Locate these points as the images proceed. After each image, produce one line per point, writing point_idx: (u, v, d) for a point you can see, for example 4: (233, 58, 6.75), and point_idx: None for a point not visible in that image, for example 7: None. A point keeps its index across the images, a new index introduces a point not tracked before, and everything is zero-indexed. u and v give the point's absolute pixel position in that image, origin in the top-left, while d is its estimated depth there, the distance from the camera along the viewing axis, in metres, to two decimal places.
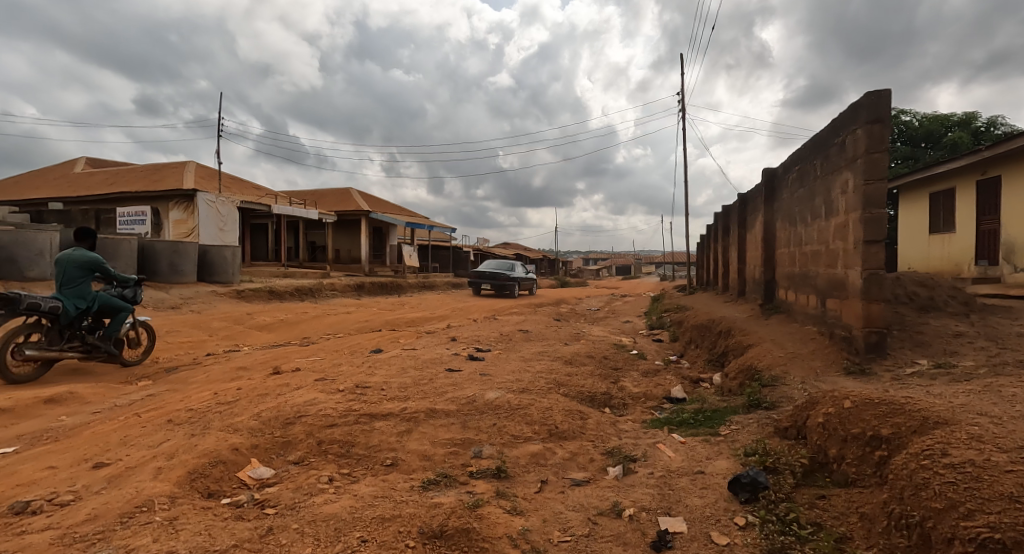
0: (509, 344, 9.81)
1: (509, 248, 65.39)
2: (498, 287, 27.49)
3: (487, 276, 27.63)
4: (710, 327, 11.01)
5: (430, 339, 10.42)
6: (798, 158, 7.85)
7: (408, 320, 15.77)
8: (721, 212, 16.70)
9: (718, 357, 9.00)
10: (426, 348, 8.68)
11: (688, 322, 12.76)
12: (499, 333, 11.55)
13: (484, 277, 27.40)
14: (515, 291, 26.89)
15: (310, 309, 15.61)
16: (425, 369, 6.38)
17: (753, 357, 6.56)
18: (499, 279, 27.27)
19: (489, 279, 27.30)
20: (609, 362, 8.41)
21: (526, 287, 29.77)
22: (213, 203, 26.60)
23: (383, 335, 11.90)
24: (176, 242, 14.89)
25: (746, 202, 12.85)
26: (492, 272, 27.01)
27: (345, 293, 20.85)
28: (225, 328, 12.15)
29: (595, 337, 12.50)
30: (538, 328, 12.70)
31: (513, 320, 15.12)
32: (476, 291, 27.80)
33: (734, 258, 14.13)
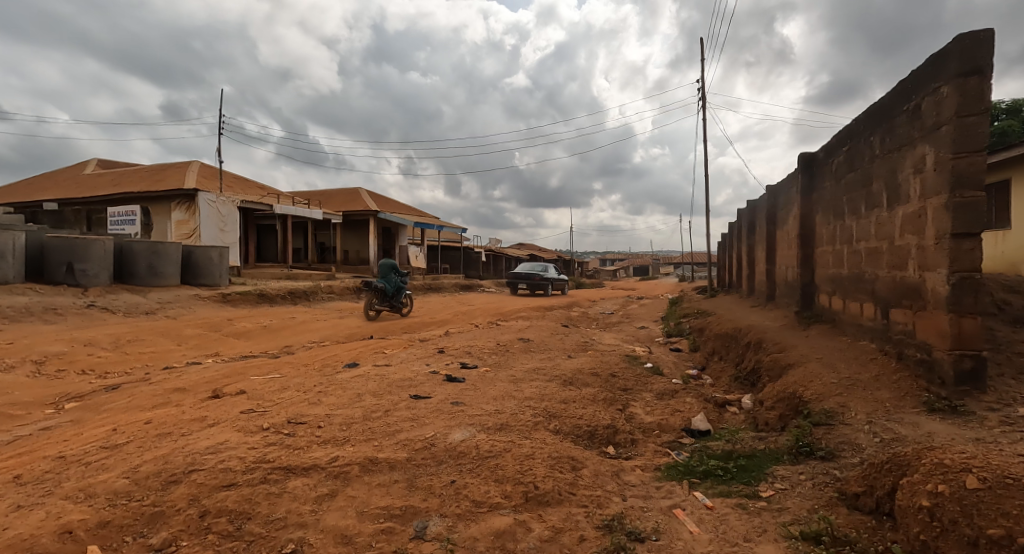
0: (503, 357, 8.64)
1: (523, 249, 64.25)
2: (533, 286, 28.44)
3: (523, 276, 28.59)
4: (735, 337, 9.70)
5: (417, 351, 9.30)
6: (845, 136, 6.54)
7: (404, 327, 14.66)
8: (746, 209, 15.33)
9: (747, 375, 7.70)
10: (404, 363, 7.54)
11: (709, 330, 11.47)
12: (496, 343, 10.37)
13: (520, 277, 28.39)
14: (548, 291, 27.61)
15: (301, 314, 14.61)
16: (389, 395, 5.23)
17: (797, 382, 5.22)
18: (534, 279, 28.25)
19: (525, 279, 28.24)
20: (619, 381, 7.17)
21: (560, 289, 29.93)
22: (213, 202, 25.91)
23: (370, 345, 10.82)
24: (156, 243, 13.94)
25: (775, 196, 11.49)
26: (527, 272, 27.88)
27: (345, 297, 19.86)
28: (201, 336, 11.16)
29: (604, 347, 11.22)
30: (541, 337, 11.47)
31: (516, 327, 13.92)
32: (514, 291, 28.67)
33: (761, 259, 12.76)
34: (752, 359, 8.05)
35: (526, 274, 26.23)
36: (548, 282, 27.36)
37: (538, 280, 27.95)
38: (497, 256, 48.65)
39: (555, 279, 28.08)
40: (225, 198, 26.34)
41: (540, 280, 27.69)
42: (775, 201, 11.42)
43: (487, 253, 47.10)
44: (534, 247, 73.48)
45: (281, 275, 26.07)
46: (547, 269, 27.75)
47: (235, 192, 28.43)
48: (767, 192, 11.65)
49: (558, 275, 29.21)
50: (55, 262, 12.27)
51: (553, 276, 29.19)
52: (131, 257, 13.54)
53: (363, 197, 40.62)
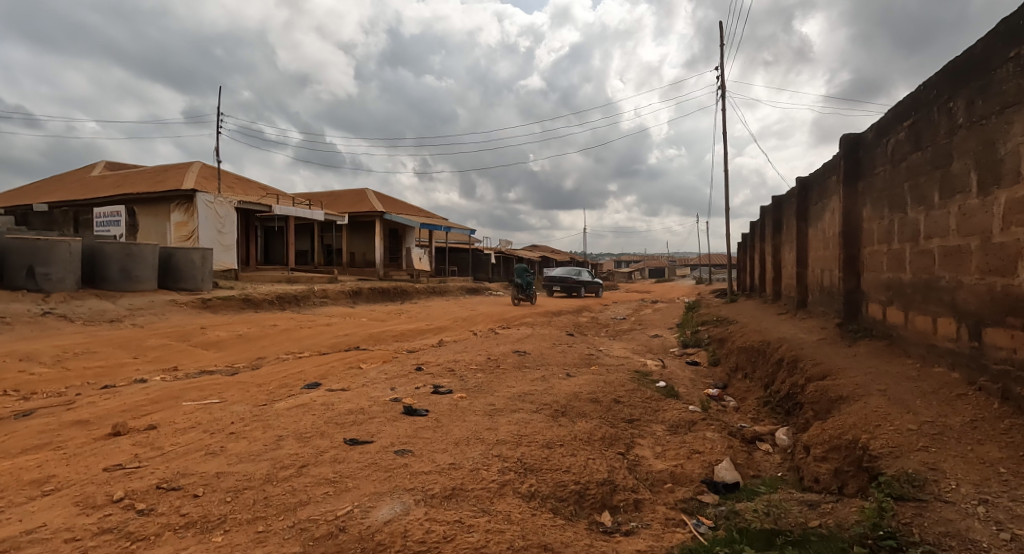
0: (492, 375, 7.43)
1: (535, 250, 62.95)
2: (569, 289, 29.05)
3: (558, 281, 29.09)
4: (761, 352, 8.39)
5: (396, 367, 8.09)
6: (911, 106, 5.22)
7: (395, 336, 13.53)
8: (771, 204, 13.99)
9: (781, 403, 6.43)
10: (370, 385, 6.34)
11: (731, 342, 10.15)
12: (490, 357, 9.15)
13: (556, 280, 29.03)
14: (582, 293, 28.18)
15: (286, 322, 13.53)
16: (321, 436, 4.02)
17: (857, 426, 3.94)
18: (568, 281, 28.84)
19: (560, 283, 28.78)
20: (625, 411, 5.93)
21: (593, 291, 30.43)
22: (211, 203, 25.07)
23: (350, 358, 9.67)
24: (129, 245, 12.93)
25: (807, 189, 10.15)
26: (564, 275, 28.58)
27: (340, 301, 18.76)
28: (165, 348, 10.08)
29: (612, 362, 9.94)
30: (541, 350, 10.20)
31: (518, 335, 12.67)
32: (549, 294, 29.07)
33: (790, 261, 11.42)
34: (785, 383, 6.75)
35: (561, 276, 26.61)
36: (581, 285, 27.76)
37: (572, 281, 28.83)
38: (509, 258, 47.56)
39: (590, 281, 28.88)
40: (222, 198, 25.46)
41: (574, 283, 28.51)
42: (808, 195, 10.11)
43: (497, 255, 45.89)
44: (547, 249, 72.21)
45: (281, 278, 25.13)
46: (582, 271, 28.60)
47: (235, 193, 27.56)
48: (798, 185, 10.33)
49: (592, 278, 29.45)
50: (15, 265, 11.27)
51: (587, 278, 29.48)
52: (101, 260, 12.53)
53: (369, 198, 39.64)
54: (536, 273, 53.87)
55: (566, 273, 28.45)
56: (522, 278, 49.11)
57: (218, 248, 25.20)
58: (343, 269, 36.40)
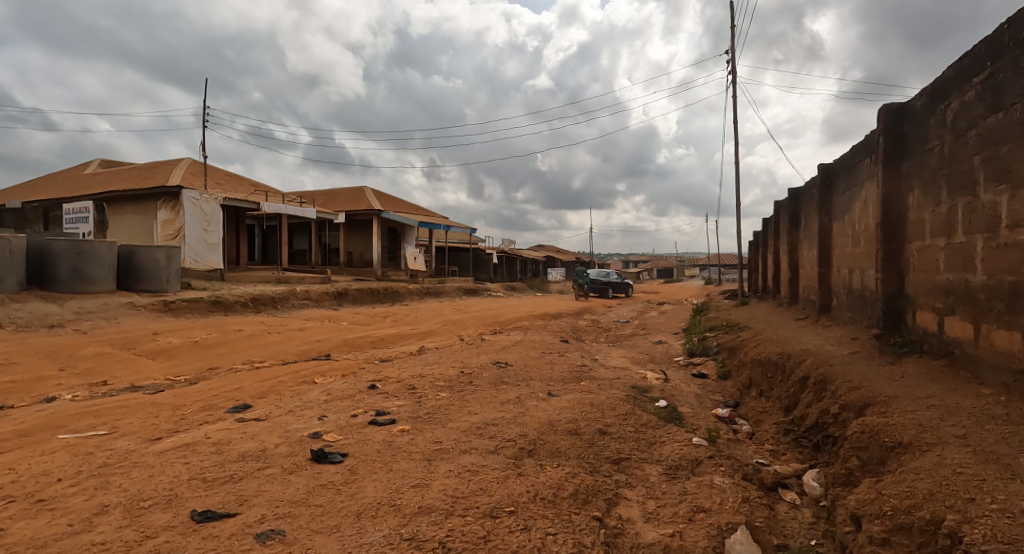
0: (458, 395, 6.28)
1: (539, 250, 61.68)
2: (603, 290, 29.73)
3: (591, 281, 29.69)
4: (779, 368, 7.15)
5: (348, 383, 6.90)
6: (992, 54, 3.93)
7: (372, 343, 12.46)
8: (787, 197, 12.73)
9: (811, 435, 5.19)
10: (297, 411, 5.13)
11: (743, 353, 8.91)
12: (464, 370, 7.93)
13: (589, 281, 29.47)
14: (611, 293, 29.08)
15: (254, 326, 12.40)
16: (162, 506, 2.84)
17: (934, 498, 2.70)
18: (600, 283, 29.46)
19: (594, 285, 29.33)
20: (611, 449, 4.73)
21: (622, 292, 30.69)
22: (197, 199, 24.06)
23: (307, 371, 8.50)
24: (81, 242, 11.86)
25: (832, 177, 8.89)
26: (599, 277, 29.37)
27: (323, 303, 17.63)
28: (101, 358, 8.93)
29: (607, 375, 8.69)
30: (526, 362, 8.98)
31: (505, 343, 11.44)
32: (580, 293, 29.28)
33: (810, 260, 10.16)
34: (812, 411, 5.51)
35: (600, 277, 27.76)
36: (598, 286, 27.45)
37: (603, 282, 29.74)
38: (512, 258, 46.55)
39: (620, 281, 29.78)
40: (209, 195, 24.44)
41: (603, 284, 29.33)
42: (833, 184, 8.88)
43: (499, 255, 44.64)
44: (552, 249, 70.85)
45: (269, 278, 24.06)
46: (613, 273, 29.83)
47: (224, 189, 26.52)
48: (821, 172, 9.07)
49: (622, 278, 29.91)
50: None
51: (616, 278, 29.81)
52: (49, 259, 11.47)
53: (366, 196, 38.52)
54: (541, 273, 52.97)
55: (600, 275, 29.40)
56: (526, 278, 47.83)
57: (203, 248, 24.11)
58: (338, 269, 35.31)
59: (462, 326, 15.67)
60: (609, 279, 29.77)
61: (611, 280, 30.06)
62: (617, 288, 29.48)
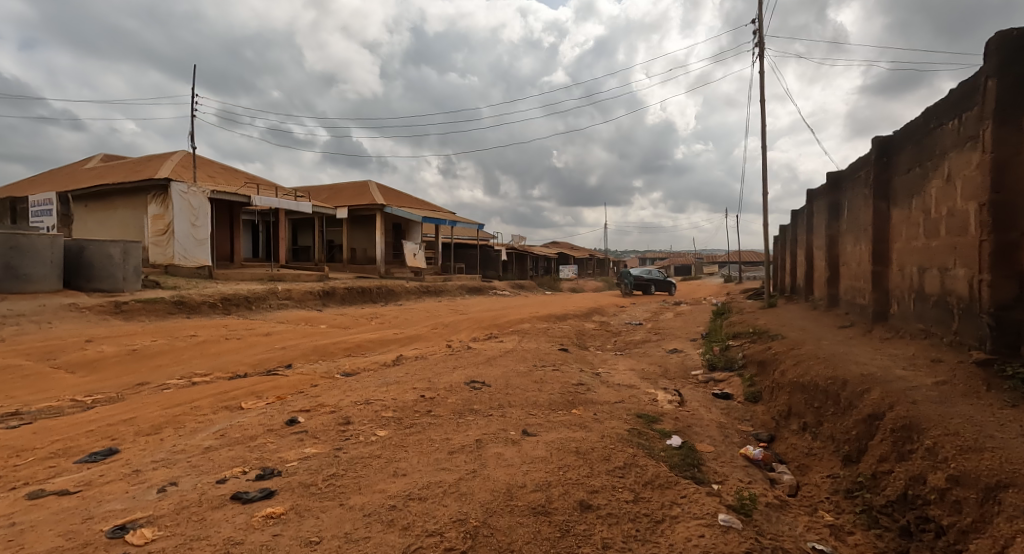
0: (407, 435, 4.74)
1: (551, 246, 59.98)
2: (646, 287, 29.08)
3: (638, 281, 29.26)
4: (834, 399, 5.44)
5: (267, 414, 5.33)
6: None
7: (345, 352, 10.97)
8: (827, 184, 10.96)
9: (896, 511, 3.57)
10: (145, 468, 3.56)
11: (778, 371, 7.21)
12: (429, 394, 6.31)
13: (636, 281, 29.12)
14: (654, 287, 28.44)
15: (211, 331, 10.89)
16: None
17: None
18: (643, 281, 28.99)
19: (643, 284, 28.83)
20: (594, 541, 3.13)
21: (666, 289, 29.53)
22: (186, 192, 22.66)
23: (240, 390, 6.96)
24: (16, 236, 10.51)
25: (893, 152, 7.18)
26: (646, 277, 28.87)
27: (306, 303, 16.12)
28: (2, 373, 7.48)
29: (610, 400, 7.03)
30: (508, 381, 7.35)
31: (493, 354, 9.80)
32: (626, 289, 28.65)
33: (861, 257, 8.45)
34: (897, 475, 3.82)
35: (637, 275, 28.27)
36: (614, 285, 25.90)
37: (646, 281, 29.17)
38: (523, 255, 45.07)
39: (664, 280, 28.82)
40: (198, 188, 22.92)
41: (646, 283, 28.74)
42: (893, 162, 7.19)
43: (508, 251, 42.84)
44: (565, 246, 68.85)
45: (260, 277, 22.64)
46: (657, 271, 28.99)
47: (216, 181, 25.18)
48: (877, 146, 7.39)
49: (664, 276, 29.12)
50: None
51: (659, 276, 28.96)
52: None
53: (370, 190, 37.11)
54: (552, 271, 51.48)
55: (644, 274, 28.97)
56: (536, 276, 45.99)
57: (191, 244, 22.74)
58: (341, 267, 34.05)
59: (465, 332, 14.21)
60: (653, 276, 29.02)
61: (654, 278, 29.30)
62: (661, 285, 28.70)
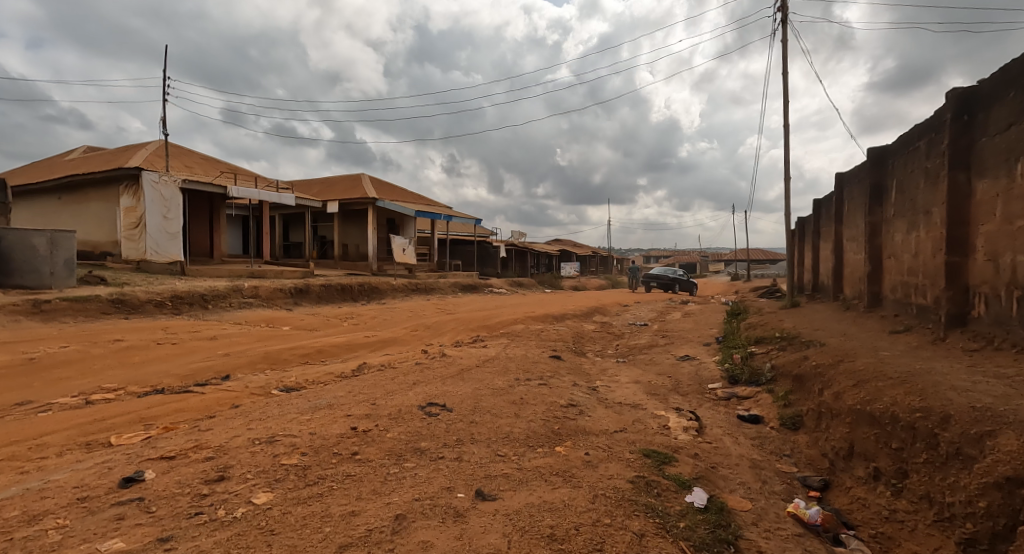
0: (306, 504, 3.13)
1: (553, 244, 58.37)
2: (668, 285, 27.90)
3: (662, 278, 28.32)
4: (930, 444, 3.83)
5: (110, 464, 3.50)
6: None
7: (301, 360, 9.36)
8: (868, 162, 9.42)
9: None
10: None
11: (827, 392, 5.57)
12: (366, 425, 4.67)
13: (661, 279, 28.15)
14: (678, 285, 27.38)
15: (143, 335, 9.25)
16: None
17: None
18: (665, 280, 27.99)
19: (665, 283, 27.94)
20: None
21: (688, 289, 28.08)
22: (157, 181, 21.03)
23: (125, 416, 5.25)
24: None
25: (979, 109, 5.70)
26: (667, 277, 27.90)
27: (275, 302, 14.51)
28: None
29: (610, 435, 5.36)
30: (479, 403, 5.72)
31: (471, 363, 8.13)
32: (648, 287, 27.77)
33: (929, 245, 6.90)
34: None
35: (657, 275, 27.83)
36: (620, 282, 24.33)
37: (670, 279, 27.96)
38: (524, 252, 43.49)
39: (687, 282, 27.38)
40: (170, 176, 21.28)
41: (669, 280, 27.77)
42: (979, 121, 5.71)
43: (507, 248, 41.08)
44: (567, 242, 66.94)
45: (233, 276, 19.15)
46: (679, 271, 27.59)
47: (193, 172, 23.64)
48: (953, 102, 5.90)
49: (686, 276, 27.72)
50: None
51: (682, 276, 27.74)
52: None
53: (363, 183, 35.57)
54: (554, 268, 49.92)
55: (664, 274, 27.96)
56: (536, 274, 44.26)
57: (164, 238, 21.17)
58: (332, 264, 32.52)
59: (452, 335, 12.58)
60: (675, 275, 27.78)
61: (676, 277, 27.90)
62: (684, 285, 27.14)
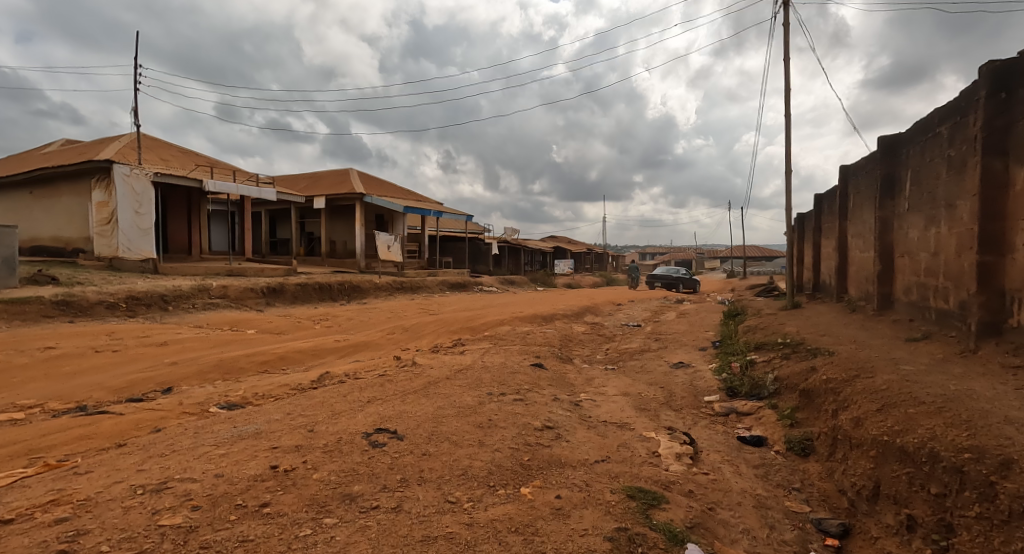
0: None
1: (547, 240, 57.60)
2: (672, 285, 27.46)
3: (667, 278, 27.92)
4: (985, 496, 3.10)
5: None
6: None
7: (258, 369, 8.53)
8: (879, 151, 8.63)
9: None
10: None
11: (843, 415, 4.77)
12: (290, 462, 3.81)
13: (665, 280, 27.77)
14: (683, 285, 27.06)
15: (82, 341, 8.42)
16: None
17: None
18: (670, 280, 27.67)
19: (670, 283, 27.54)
20: None
21: (689, 288, 27.54)
22: (129, 175, 20.08)
23: (11, 446, 4.41)
24: None
25: (1019, 85, 4.94)
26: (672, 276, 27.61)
27: (245, 303, 13.67)
28: None
29: (590, 468, 4.53)
30: (438, 428, 4.90)
31: (441, 374, 7.29)
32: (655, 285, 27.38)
33: (956, 243, 6.11)
34: None
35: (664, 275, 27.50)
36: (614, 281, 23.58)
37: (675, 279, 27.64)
38: (517, 249, 42.71)
39: (690, 279, 27.21)
40: (142, 169, 20.33)
41: (673, 279, 27.27)
42: (1018, 98, 4.96)
43: (500, 245, 40.27)
44: (562, 239, 66.16)
45: (193, 277, 16.91)
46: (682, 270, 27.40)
47: (168, 165, 22.69)
48: (987, 78, 5.17)
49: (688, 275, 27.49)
50: None
51: (684, 274, 27.36)
52: None
53: (351, 178, 34.63)
54: (547, 265, 49.18)
55: (669, 272, 27.62)
56: (529, 272, 43.50)
57: (135, 234, 20.22)
58: (318, 261, 31.62)
59: (430, 339, 11.77)
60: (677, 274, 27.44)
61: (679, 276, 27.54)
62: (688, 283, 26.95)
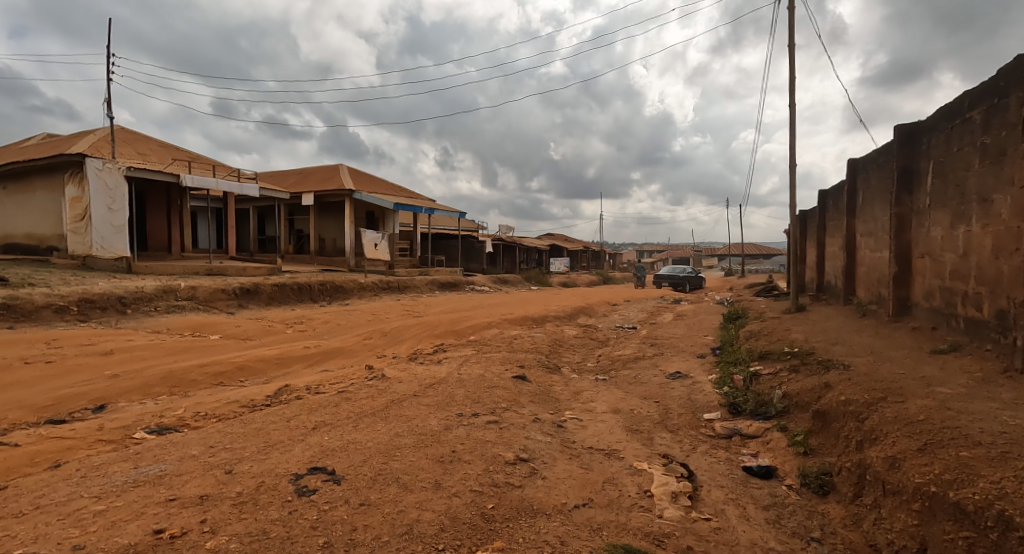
0: None
1: (544, 238, 56.73)
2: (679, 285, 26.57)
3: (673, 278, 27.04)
4: None
5: None
6: None
7: (211, 381, 7.71)
8: (895, 141, 7.85)
9: None
10: None
11: (872, 450, 3.97)
12: (181, 524, 2.99)
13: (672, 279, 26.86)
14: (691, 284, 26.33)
15: (14, 351, 7.60)
16: None
17: None
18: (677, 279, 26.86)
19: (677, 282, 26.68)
20: None
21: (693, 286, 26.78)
22: (101, 169, 19.18)
23: None
24: None
25: None
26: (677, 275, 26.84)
27: (215, 305, 12.83)
28: None
29: (566, 519, 3.72)
30: (387, 466, 4.08)
31: (409, 390, 6.47)
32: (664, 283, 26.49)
33: (994, 243, 5.35)
34: None
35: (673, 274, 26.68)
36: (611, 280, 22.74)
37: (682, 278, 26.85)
38: (512, 247, 41.81)
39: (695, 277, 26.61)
40: (115, 164, 19.45)
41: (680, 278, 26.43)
42: None
43: (494, 243, 39.37)
44: (559, 237, 65.27)
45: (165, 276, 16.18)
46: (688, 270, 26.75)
47: (145, 160, 21.84)
48: None
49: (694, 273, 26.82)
50: None
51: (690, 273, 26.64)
52: None
53: (341, 174, 33.73)
54: (544, 264, 48.31)
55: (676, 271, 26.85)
56: (525, 270, 42.62)
57: (109, 232, 19.31)
58: (305, 259, 30.73)
59: (410, 344, 10.96)
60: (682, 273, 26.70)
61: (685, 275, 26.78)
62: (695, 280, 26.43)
